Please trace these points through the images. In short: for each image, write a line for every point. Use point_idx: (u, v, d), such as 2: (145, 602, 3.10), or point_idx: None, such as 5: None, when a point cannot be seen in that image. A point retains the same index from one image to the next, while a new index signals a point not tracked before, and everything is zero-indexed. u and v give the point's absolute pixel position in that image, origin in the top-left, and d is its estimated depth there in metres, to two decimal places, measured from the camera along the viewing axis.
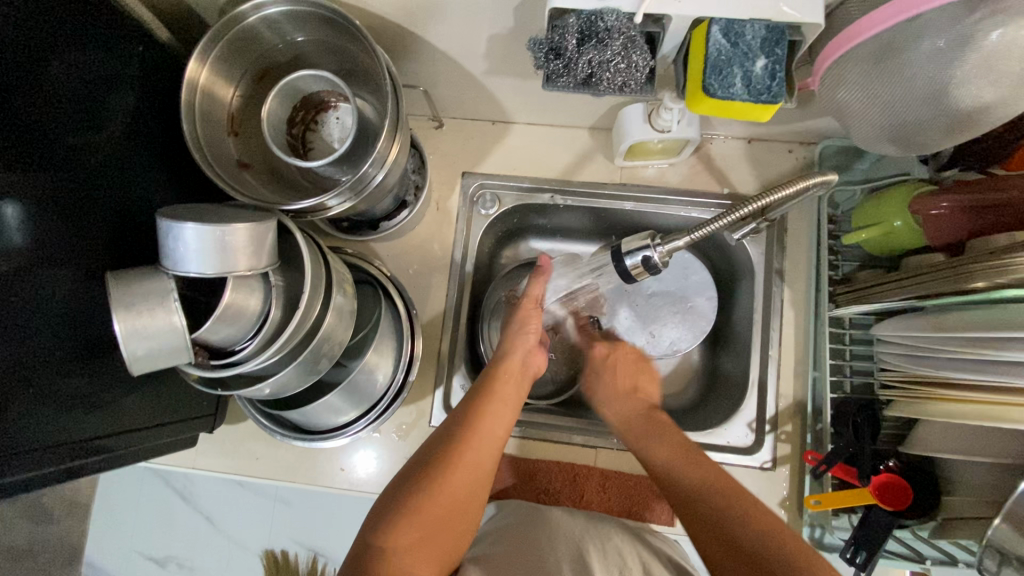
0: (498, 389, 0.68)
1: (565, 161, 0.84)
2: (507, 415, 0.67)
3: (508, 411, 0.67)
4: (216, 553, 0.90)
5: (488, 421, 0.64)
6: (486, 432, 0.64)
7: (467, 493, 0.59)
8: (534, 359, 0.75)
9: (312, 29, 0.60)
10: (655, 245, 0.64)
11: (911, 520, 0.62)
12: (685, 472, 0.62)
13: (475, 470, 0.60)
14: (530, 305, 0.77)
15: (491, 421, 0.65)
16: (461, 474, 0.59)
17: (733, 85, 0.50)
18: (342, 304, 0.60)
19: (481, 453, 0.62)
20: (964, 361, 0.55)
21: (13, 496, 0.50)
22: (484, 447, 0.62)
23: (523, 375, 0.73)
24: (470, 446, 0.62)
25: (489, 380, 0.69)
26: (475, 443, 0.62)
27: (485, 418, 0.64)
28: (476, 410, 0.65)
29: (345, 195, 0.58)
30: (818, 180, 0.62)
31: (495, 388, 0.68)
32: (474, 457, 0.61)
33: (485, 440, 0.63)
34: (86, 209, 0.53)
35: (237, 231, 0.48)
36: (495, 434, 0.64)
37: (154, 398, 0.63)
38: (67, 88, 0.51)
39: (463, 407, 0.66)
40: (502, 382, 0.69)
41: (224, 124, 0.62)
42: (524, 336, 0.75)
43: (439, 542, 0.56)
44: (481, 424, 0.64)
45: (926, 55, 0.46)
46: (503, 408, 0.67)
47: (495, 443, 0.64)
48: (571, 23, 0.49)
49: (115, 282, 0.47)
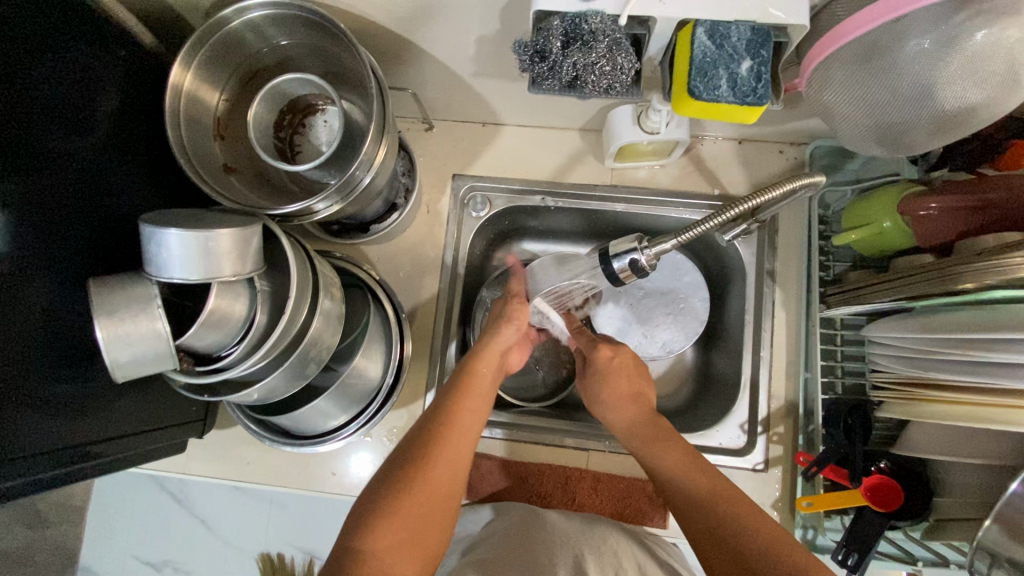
0: (473, 384, 0.67)
1: (556, 162, 0.83)
2: (482, 408, 0.66)
3: (483, 405, 0.66)
4: (213, 557, 0.92)
5: (463, 416, 0.64)
6: (463, 427, 0.63)
7: (446, 489, 0.58)
8: (511, 356, 0.76)
9: (297, 32, 0.60)
10: (643, 248, 0.64)
11: (905, 522, 0.62)
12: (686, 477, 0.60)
13: (453, 465, 0.60)
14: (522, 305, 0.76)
15: (466, 415, 0.64)
16: (439, 470, 0.58)
17: (719, 87, 0.50)
18: (329, 309, 0.60)
19: (458, 447, 0.61)
20: (953, 362, 0.55)
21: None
22: (461, 441, 0.62)
23: (498, 369, 0.72)
24: (448, 442, 0.61)
25: (463, 374, 0.69)
26: (451, 438, 0.61)
27: (459, 413, 0.63)
28: (451, 406, 0.64)
29: (332, 198, 0.58)
30: (806, 181, 0.62)
31: (470, 383, 0.67)
32: (450, 452, 0.60)
33: (460, 435, 0.62)
34: (69, 215, 0.53)
35: (221, 236, 0.47)
36: (469, 429, 0.63)
37: (141, 405, 0.63)
38: (48, 94, 0.50)
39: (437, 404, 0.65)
40: (476, 376, 0.68)
41: (211, 128, 0.62)
42: (509, 332, 0.73)
43: (419, 542, 0.54)
44: (456, 417, 0.63)
45: (913, 56, 0.46)
46: (477, 402, 0.66)
47: (471, 437, 0.63)
48: (556, 25, 0.49)
49: (96, 290, 0.47)
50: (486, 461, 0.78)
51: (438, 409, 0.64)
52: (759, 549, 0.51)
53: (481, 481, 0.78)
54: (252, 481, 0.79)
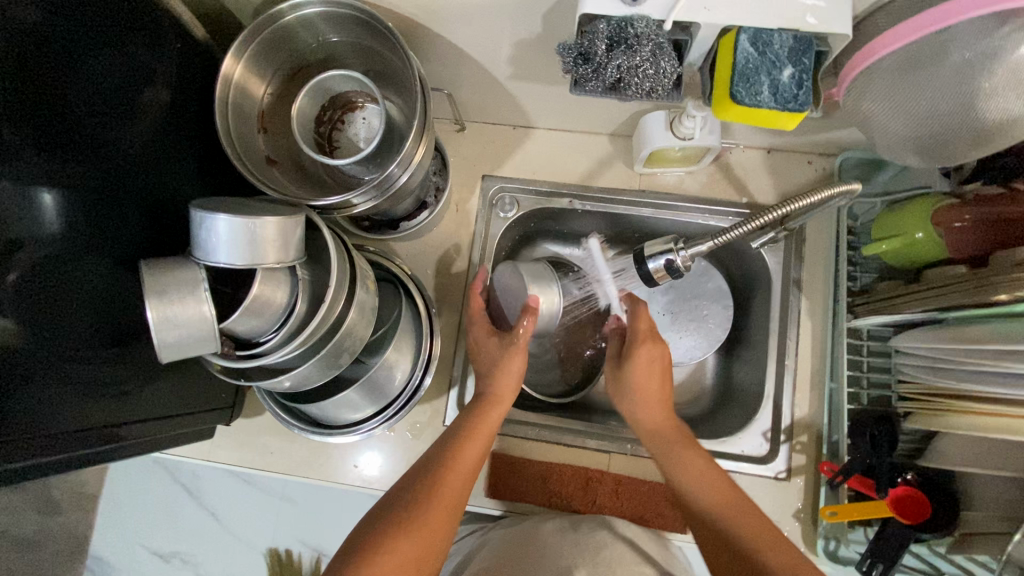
0: (475, 424, 0.66)
1: (586, 166, 0.84)
2: (482, 450, 0.65)
3: (481, 446, 0.65)
4: (223, 550, 0.94)
5: (462, 456, 0.62)
6: (460, 468, 0.62)
7: (441, 529, 0.57)
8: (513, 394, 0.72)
9: (346, 31, 0.62)
10: (678, 250, 0.66)
11: (930, 534, 0.62)
12: (709, 483, 0.61)
13: (448, 508, 0.58)
14: (516, 349, 0.72)
15: (464, 461, 0.62)
16: (436, 512, 0.57)
17: (760, 92, 0.50)
18: (364, 300, 0.61)
19: (453, 489, 0.60)
20: (986, 373, 0.55)
21: (22, 480, 0.50)
22: (456, 482, 0.61)
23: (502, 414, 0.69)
24: (445, 482, 0.60)
25: (466, 416, 0.67)
26: (447, 479, 0.60)
27: (458, 452, 0.63)
28: (452, 446, 0.63)
29: (371, 194, 0.59)
30: (841, 188, 0.63)
31: (473, 423, 0.66)
32: (446, 493, 0.59)
33: (456, 477, 0.61)
34: (118, 201, 0.54)
35: (268, 224, 0.49)
36: (468, 470, 0.62)
37: (177, 389, 0.64)
38: (104, 86, 0.52)
39: (438, 444, 0.64)
40: (480, 418, 0.67)
41: (255, 120, 0.64)
42: (510, 373, 0.71)
43: None
44: (460, 458, 0.62)
45: (956, 65, 0.46)
46: (476, 443, 0.64)
47: (468, 480, 0.62)
48: (601, 29, 0.50)
49: (148, 270, 0.48)
50: (505, 460, 0.78)
51: (438, 449, 0.64)
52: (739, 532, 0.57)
53: (500, 482, 0.77)
54: (276, 471, 0.80)
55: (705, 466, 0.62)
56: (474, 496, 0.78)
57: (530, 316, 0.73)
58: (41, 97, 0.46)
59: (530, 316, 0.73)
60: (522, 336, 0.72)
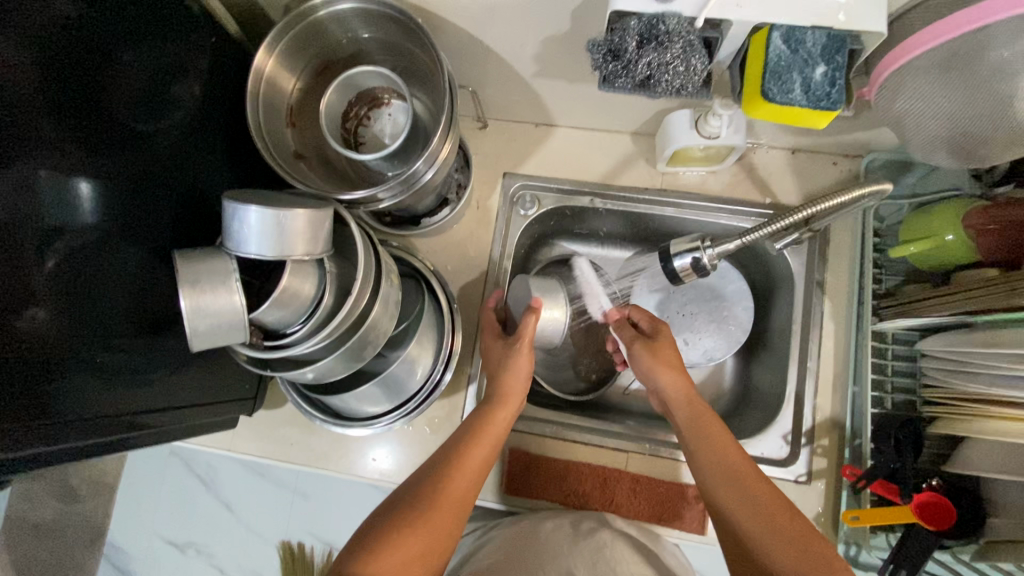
0: (485, 425, 0.66)
1: (608, 165, 0.84)
2: (492, 452, 0.65)
3: (491, 447, 0.65)
4: (236, 540, 0.95)
5: (472, 456, 0.63)
6: (469, 468, 0.62)
7: (448, 527, 0.57)
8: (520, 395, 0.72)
9: (376, 27, 0.62)
10: (705, 247, 0.66)
11: (953, 540, 0.61)
12: (732, 475, 0.59)
13: (454, 507, 0.58)
14: (522, 348, 0.72)
15: (473, 461, 0.62)
16: (441, 512, 0.57)
17: (792, 90, 0.50)
18: (389, 295, 0.61)
19: (461, 488, 0.60)
20: (1015, 378, 0.54)
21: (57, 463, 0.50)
22: (464, 482, 0.61)
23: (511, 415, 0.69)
24: (454, 481, 0.60)
25: (476, 417, 0.67)
26: (455, 477, 0.60)
27: (467, 452, 0.63)
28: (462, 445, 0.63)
29: (396, 189, 0.60)
30: (873, 188, 0.62)
31: (483, 424, 0.66)
32: (453, 492, 0.59)
33: (463, 478, 0.61)
34: (151, 189, 0.55)
35: (296, 215, 0.49)
36: (477, 470, 0.62)
37: (202, 377, 0.65)
38: (140, 77, 0.53)
39: (449, 443, 0.65)
40: (490, 419, 0.67)
41: (285, 116, 0.65)
42: (516, 372, 0.71)
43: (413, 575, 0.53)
44: (466, 459, 0.62)
45: (993, 65, 0.46)
46: (486, 445, 0.64)
47: (476, 480, 0.62)
48: (632, 26, 0.50)
49: (182, 259, 0.49)
50: (523, 457, 0.78)
51: (449, 448, 0.64)
52: (750, 527, 0.55)
53: (518, 478, 0.78)
54: (295, 463, 0.81)
55: (727, 451, 0.61)
56: (491, 492, 0.78)
57: (534, 314, 0.72)
58: (73, 88, 0.47)
59: (534, 315, 0.72)
60: (526, 334, 0.72)
